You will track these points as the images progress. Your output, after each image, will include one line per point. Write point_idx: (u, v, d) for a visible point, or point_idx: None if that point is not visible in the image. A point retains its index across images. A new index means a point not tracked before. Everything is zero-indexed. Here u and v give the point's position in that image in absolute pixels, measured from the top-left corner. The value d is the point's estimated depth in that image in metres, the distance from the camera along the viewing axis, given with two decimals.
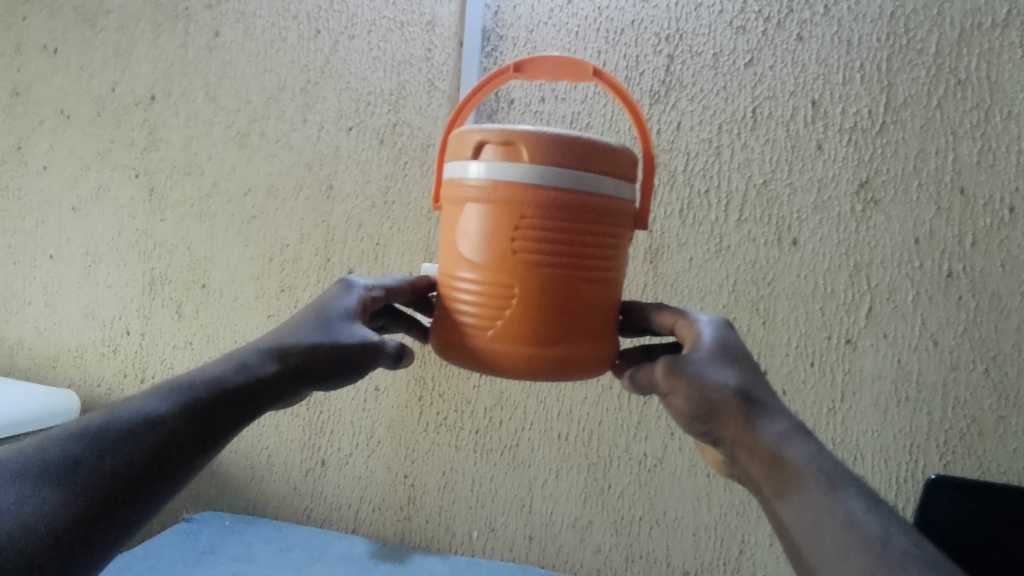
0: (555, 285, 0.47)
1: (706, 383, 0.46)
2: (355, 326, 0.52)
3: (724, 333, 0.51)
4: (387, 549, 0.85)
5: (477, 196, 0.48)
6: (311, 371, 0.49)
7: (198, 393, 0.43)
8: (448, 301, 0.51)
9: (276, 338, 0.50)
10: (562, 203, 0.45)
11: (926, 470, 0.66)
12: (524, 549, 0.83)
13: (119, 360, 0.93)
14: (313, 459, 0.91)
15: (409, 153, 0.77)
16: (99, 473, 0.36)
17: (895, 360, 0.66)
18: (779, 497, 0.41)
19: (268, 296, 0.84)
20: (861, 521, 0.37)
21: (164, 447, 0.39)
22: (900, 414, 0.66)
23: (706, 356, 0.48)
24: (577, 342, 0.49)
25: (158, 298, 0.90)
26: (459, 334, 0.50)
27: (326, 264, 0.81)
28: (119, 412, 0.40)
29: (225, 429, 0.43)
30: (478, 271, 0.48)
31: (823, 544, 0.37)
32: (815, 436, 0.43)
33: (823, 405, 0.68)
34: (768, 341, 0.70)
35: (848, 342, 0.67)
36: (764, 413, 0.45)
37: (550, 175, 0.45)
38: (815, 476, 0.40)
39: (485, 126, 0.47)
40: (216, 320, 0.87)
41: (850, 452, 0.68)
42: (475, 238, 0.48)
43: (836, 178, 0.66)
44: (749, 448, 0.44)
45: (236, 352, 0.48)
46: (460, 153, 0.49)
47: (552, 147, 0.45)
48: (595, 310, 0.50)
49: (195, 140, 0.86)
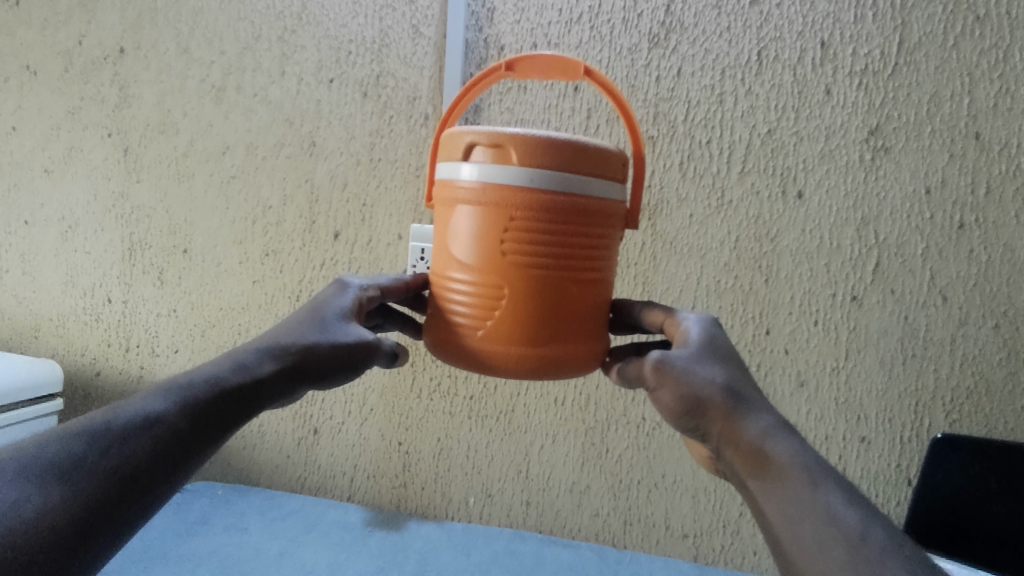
0: (546, 286, 0.45)
1: (692, 378, 0.44)
2: (351, 325, 0.49)
3: (712, 331, 0.48)
4: (383, 516, 0.84)
5: (468, 199, 0.45)
6: (307, 370, 0.46)
7: (198, 390, 0.41)
8: (439, 300, 0.48)
9: (273, 338, 0.47)
10: (553, 205, 0.43)
11: (932, 428, 0.66)
12: (521, 514, 0.82)
13: (103, 329, 0.91)
14: (305, 427, 0.89)
15: (394, 106, 0.74)
16: (100, 470, 0.35)
17: (903, 316, 0.65)
18: (762, 491, 0.39)
19: (252, 260, 0.82)
20: (840, 514, 0.36)
21: (164, 445, 0.37)
22: (907, 372, 0.66)
23: (693, 353, 0.45)
24: (570, 341, 0.47)
25: (139, 264, 0.87)
26: (451, 334, 0.47)
27: (311, 226, 0.79)
28: (121, 411, 0.38)
29: (224, 427, 0.41)
30: (470, 271, 0.46)
31: (805, 540, 0.36)
32: (797, 431, 0.41)
33: (826, 363, 0.68)
34: (770, 299, 0.68)
35: (854, 299, 0.66)
36: (750, 409, 0.42)
37: (539, 178, 0.43)
38: (797, 470, 0.38)
39: (475, 127, 0.44)
40: (200, 287, 0.85)
41: (854, 412, 0.68)
42: (467, 239, 0.46)
43: (845, 125, 0.63)
44: (734, 444, 0.41)
45: (233, 352, 0.46)
46: (451, 154, 0.46)
47: (541, 150, 0.42)
48: (588, 310, 0.47)
49: (169, 96, 0.82)
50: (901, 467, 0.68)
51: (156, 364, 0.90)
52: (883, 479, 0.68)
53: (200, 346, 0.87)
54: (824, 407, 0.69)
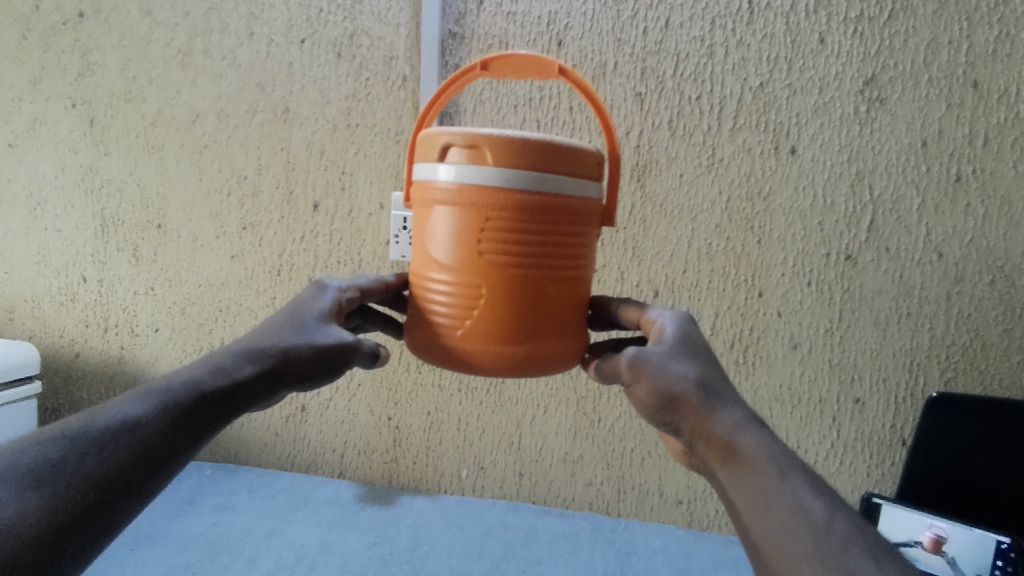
0: (525, 286, 0.44)
1: (665, 375, 0.42)
2: (331, 328, 0.47)
3: (687, 327, 0.46)
4: (375, 492, 0.83)
5: (443, 199, 0.44)
6: (286, 373, 0.44)
7: (177, 394, 0.39)
8: (419, 300, 0.47)
9: (253, 339, 0.45)
10: (529, 204, 0.42)
11: (927, 387, 0.68)
12: (515, 486, 0.81)
13: (79, 309, 0.89)
14: (292, 405, 0.87)
15: (370, 68, 0.71)
16: (75, 477, 0.33)
17: (897, 274, 0.66)
18: (731, 483, 0.38)
19: (229, 234, 0.80)
20: (807, 504, 0.35)
21: (142, 452, 0.35)
22: (902, 332, 0.67)
23: (667, 350, 0.44)
24: (551, 339, 0.46)
25: (112, 241, 0.84)
26: (430, 334, 0.46)
27: (289, 197, 0.76)
28: (98, 415, 0.36)
29: (203, 432, 0.39)
30: (448, 272, 0.45)
31: (772, 531, 0.35)
32: (768, 425, 0.40)
33: (820, 325, 0.69)
34: (763, 261, 0.68)
35: (848, 258, 0.66)
36: (722, 404, 0.41)
37: (516, 178, 0.42)
38: (766, 462, 0.37)
39: (450, 127, 0.43)
40: (177, 263, 0.83)
41: (848, 372, 0.69)
42: (444, 239, 0.45)
43: (839, 76, 0.63)
44: (706, 438, 0.40)
45: (212, 355, 0.43)
46: (426, 155, 0.45)
47: (515, 151, 0.42)
48: (567, 308, 0.47)
49: (133, 62, 0.78)
50: (896, 427, 0.69)
51: (137, 344, 0.88)
52: (878, 440, 0.70)
53: (182, 324, 0.85)
54: (818, 369, 0.70)
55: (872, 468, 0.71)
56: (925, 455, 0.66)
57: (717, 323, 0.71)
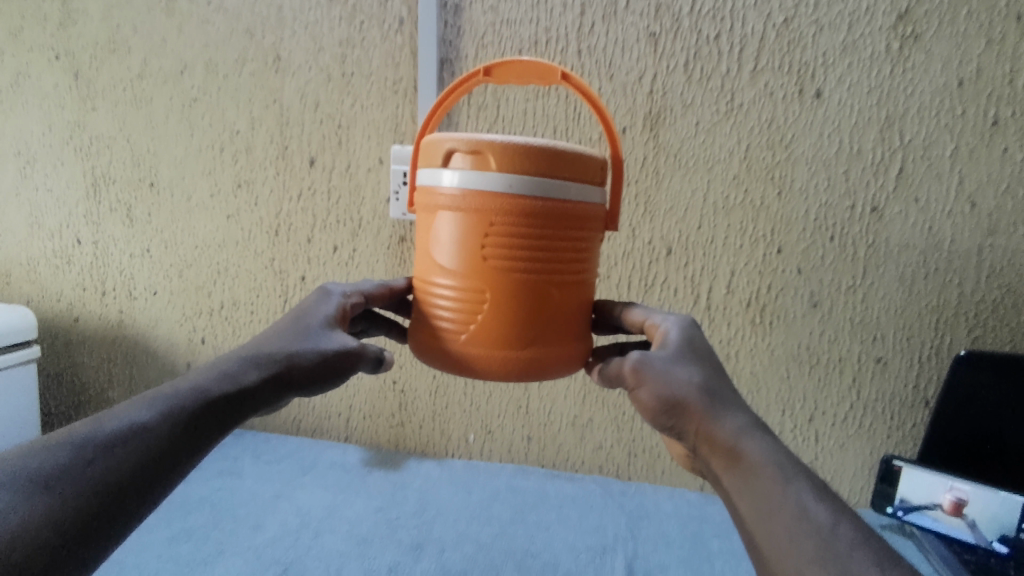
0: (530, 291, 0.43)
1: (668, 378, 0.43)
2: (335, 333, 0.47)
3: (691, 332, 0.47)
4: (382, 456, 0.82)
5: (447, 205, 0.43)
6: (292, 376, 0.44)
7: (184, 399, 0.39)
8: (423, 305, 0.47)
9: (257, 345, 0.46)
10: (534, 209, 0.42)
11: (953, 345, 0.66)
12: (523, 450, 0.80)
13: (75, 273, 0.86)
14: None
15: (365, 12, 0.68)
16: (86, 483, 0.33)
17: (926, 226, 0.63)
18: (735, 489, 0.38)
19: (224, 192, 0.77)
20: (811, 509, 0.35)
21: (152, 456, 0.36)
22: (928, 288, 0.65)
23: (671, 353, 0.44)
24: (556, 343, 0.45)
25: (105, 201, 0.82)
26: (433, 338, 0.46)
27: (284, 153, 0.74)
28: (108, 420, 0.36)
29: (211, 436, 0.40)
30: (451, 277, 0.44)
31: (777, 536, 0.34)
32: (772, 431, 0.40)
33: (842, 282, 0.67)
34: (782, 214, 0.66)
35: (874, 210, 0.64)
36: (726, 409, 0.41)
37: (520, 185, 0.41)
38: (770, 468, 0.37)
39: (453, 133, 0.43)
40: (172, 223, 0.80)
41: (870, 332, 0.67)
42: (447, 244, 0.44)
43: (871, 10, 0.59)
44: (710, 443, 0.40)
45: (217, 360, 0.43)
46: (430, 161, 0.45)
47: (519, 157, 0.41)
48: (571, 312, 0.46)
49: (116, 9, 0.75)
50: (919, 387, 0.68)
51: (135, 308, 0.86)
52: (899, 401, 0.69)
53: (180, 287, 0.83)
54: (839, 329, 0.68)
55: (892, 430, 0.70)
56: (948, 413, 0.65)
57: (733, 281, 0.69)
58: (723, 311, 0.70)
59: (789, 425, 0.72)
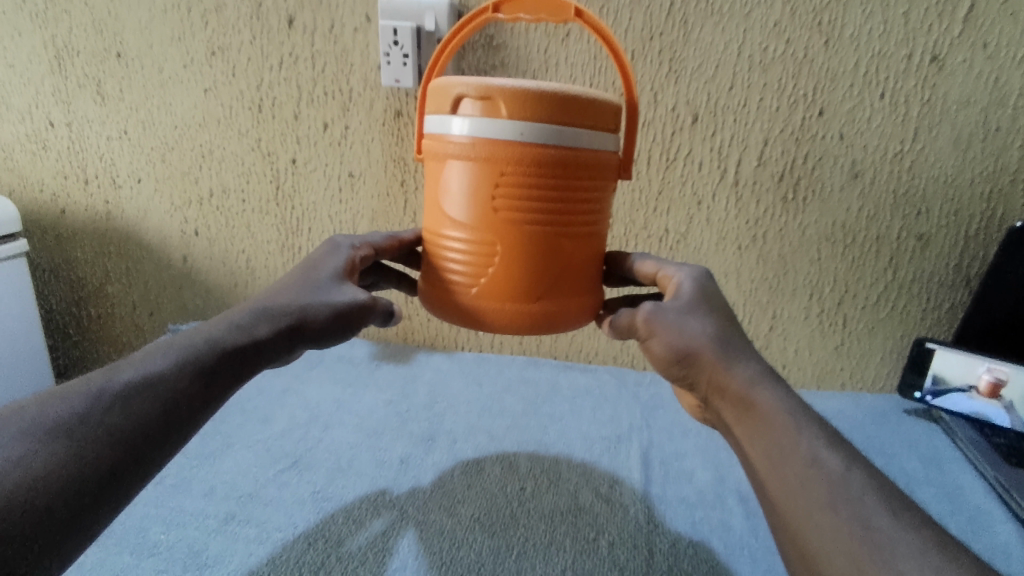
0: (545, 247, 0.41)
1: (681, 330, 0.41)
2: (346, 285, 0.46)
3: (705, 283, 0.44)
4: (389, 350, 0.79)
5: (457, 156, 0.40)
6: (301, 329, 0.42)
7: (195, 351, 0.38)
8: (432, 261, 0.44)
9: (266, 298, 0.44)
10: (551, 162, 0.39)
11: (1004, 217, 0.61)
12: (535, 341, 0.77)
13: (53, 160, 0.80)
14: (296, 262, 0.78)
15: None
16: (102, 431, 0.33)
17: (992, 79, 0.57)
18: (749, 439, 0.37)
19: (198, 62, 0.70)
20: (823, 457, 0.35)
21: (167, 406, 0.35)
22: (985, 152, 0.59)
23: (683, 305, 0.42)
24: (571, 298, 0.44)
25: (71, 76, 0.75)
26: (444, 295, 0.44)
27: (258, 12, 0.67)
28: (122, 371, 0.36)
29: (224, 388, 0.39)
30: (462, 234, 0.42)
31: (789, 482, 0.34)
32: (784, 381, 0.39)
33: (889, 149, 0.60)
34: (828, 67, 0.58)
35: (934, 60, 0.57)
36: (739, 360, 0.40)
37: (536, 135, 0.38)
38: (784, 418, 0.36)
39: (462, 78, 0.39)
40: (145, 100, 0.74)
41: (915, 205, 0.62)
42: (458, 193, 0.41)
43: None
44: (723, 394, 0.39)
45: (228, 314, 0.42)
46: (438, 110, 0.41)
47: (533, 105, 0.38)
48: (586, 266, 0.44)
49: None
50: (962, 266, 0.64)
51: (121, 198, 0.80)
52: (938, 282, 0.65)
53: (165, 173, 0.78)
54: (881, 203, 0.62)
55: (926, 313, 0.66)
56: (994, 293, 0.61)
57: (765, 152, 0.62)
58: (752, 188, 0.63)
59: (817, 311, 0.68)
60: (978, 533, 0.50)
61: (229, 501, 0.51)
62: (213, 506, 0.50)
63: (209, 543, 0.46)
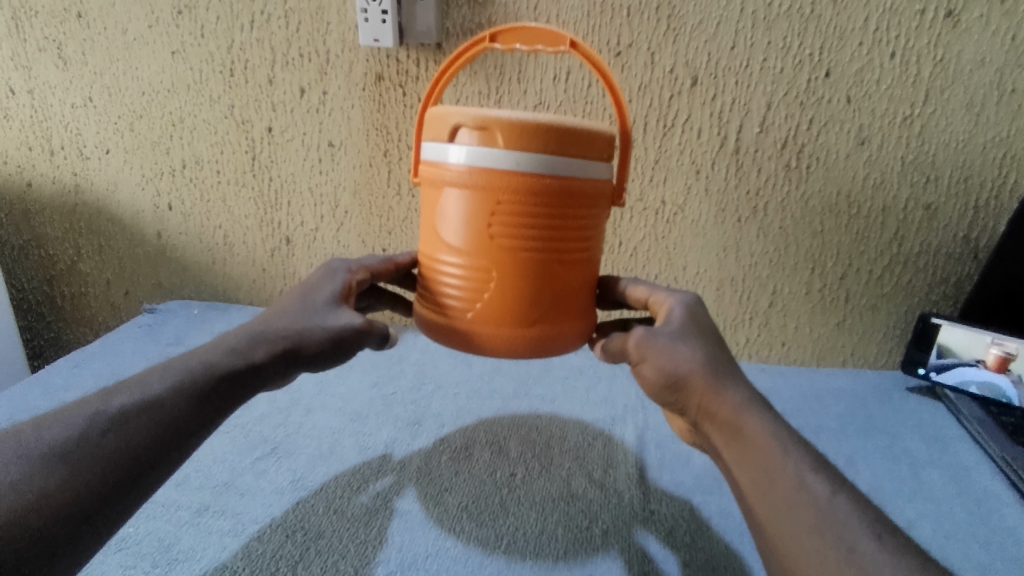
0: (546, 282, 0.38)
1: (672, 354, 0.38)
2: (343, 308, 0.42)
3: (696, 310, 0.42)
4: None
5: (455, 187, 0.37)
6: (297, 355, 0.39)
7: (193, 373, 0.35)
8: (424, 295, 0.41)
9: (262, 321, 0.40)
10: (554, 195, 0.36)
11: (1016, 186, 0.58)
12: None
13: (16, 130, 0.76)
14: (276, 237, 0.74)
15: None
16: (99, 454, 0.30)
17: (1008, 36, 0.53)
18: (738, 463, 0.34)
19: (164, 22, 0.66)
20: (810, 480, 0.31)
21: (166, 428, 0.32)
22: (999, 115, 0.56)
23: (676, 329, 0.39)
24: (569, 334, 0.40)
25: (31, 39, 0.71)
26: (436, 329, 0.40)
27: None
28: (121, 391, 0.33)
29: (222, 412, 0.36)
30: (458, 267, 0.38)
31: (776, 505, 0.31)
32: (774, 407, 0.36)
33: (899, 113, 0.57)
34: (836, 24, 0.55)
35: (948, 16, 0.53)
36: (733, 386, 0.37)
37: (541, 167, 0.35)
38: (773, 442, 0.33)
39: (461, 107, 0.36)
40: (110, 65, 0.70)
41: (923, 172, 0.59)
42: (449, 222, 0.38)
43: None
44: (715, 421, 0.36)
45: (225, 336, 0.39)
46: (434, 139, 0.38)
47: (537, 136, 0.35)
48: (584, 301, 0.41)
49: None
50: (971, 236, 0.60)
51: (89, 170, 0.76)
52: (945, 254, 0.61)
53: (134, 144, 0.73)
54: (889, 169, 0.59)
55: (932, 289, 0.63)
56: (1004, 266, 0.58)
57: (768, 118, 0.58)
58: (753, 155, 0.60)
59: (819, 287, 0.65)
60: (987, 515, 0.47)
61: (204, 491, 0.47)
62: (187, 496, 0.47)
63: (180, 536, 0.43)
